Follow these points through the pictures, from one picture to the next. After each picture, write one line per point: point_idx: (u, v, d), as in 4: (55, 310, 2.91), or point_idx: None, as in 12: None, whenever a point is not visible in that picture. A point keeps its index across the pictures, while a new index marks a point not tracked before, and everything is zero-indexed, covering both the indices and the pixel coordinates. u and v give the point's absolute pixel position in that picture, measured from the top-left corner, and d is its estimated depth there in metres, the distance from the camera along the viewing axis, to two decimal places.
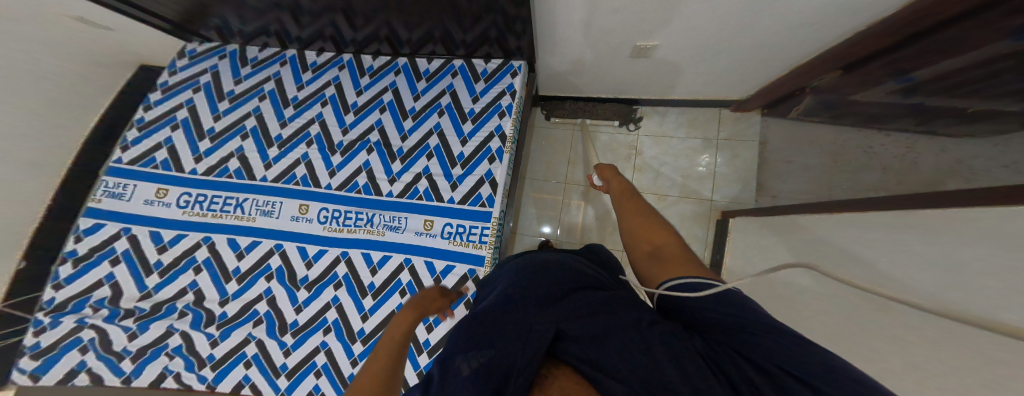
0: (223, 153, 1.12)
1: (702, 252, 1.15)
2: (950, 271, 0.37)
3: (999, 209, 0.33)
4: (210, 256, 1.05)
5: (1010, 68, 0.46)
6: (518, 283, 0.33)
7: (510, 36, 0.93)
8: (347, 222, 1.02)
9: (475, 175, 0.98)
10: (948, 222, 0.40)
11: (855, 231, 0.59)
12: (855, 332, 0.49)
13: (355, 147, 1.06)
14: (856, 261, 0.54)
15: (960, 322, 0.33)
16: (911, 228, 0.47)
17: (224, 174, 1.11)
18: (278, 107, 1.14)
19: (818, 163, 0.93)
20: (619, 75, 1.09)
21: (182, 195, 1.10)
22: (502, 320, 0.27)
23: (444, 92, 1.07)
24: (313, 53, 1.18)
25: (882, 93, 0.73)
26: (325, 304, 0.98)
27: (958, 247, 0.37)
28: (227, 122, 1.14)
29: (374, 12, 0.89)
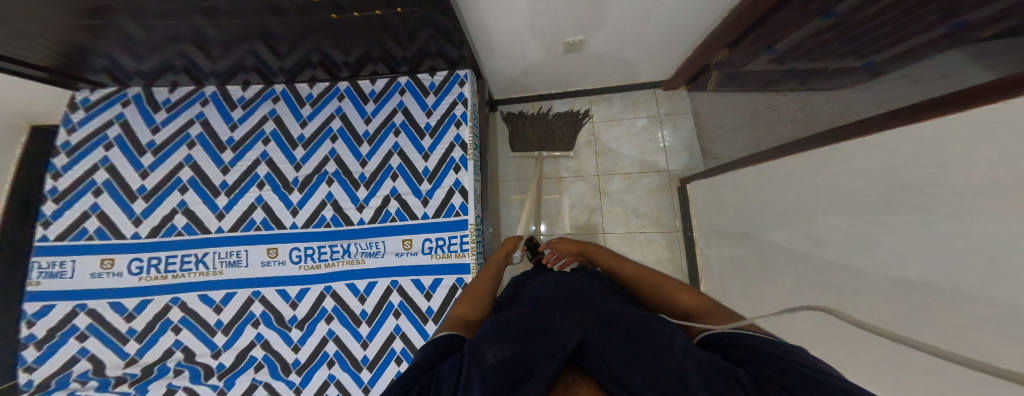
0: (164, 211, 1.03)
1: (673, 219, 1.24)
2: (878, 202, 0.45)
3: (910, 144, 0.40)
4: (186, 314, 1.00)
5: (870, 28, 0.58)
6: (549, 318, 0.42)
7: (450, 46, 0.94)
8: (323, 256, 1.01)
9: (444, 187, 1.00)
10: (863, 162, 0.48)
11: (785, 180, 0.69)
12: (821, 272, 0.57)
13: (313, 181, 1.03)
14: (803, 208, 0.63)
15: (925, 251, 0.37)
16: (828, 171, 0.57)
17: (172, 233, 1.02)
18: (213, 152, 1.06)
19: (740, 124, 1.04)
20: (562, 70, 1.15)
21: (132, 260, 1.01)
22: (532, 339, 0.36)
23: (395, 110, 1.05)
24: (236, 88, 1.09)
25: (761, 62, 0.92)
26: (321, 338, 0.98)
27: (879, 184, 0.45)
28: (158, 177, 1.04)
29: (300, 39, 0.85)
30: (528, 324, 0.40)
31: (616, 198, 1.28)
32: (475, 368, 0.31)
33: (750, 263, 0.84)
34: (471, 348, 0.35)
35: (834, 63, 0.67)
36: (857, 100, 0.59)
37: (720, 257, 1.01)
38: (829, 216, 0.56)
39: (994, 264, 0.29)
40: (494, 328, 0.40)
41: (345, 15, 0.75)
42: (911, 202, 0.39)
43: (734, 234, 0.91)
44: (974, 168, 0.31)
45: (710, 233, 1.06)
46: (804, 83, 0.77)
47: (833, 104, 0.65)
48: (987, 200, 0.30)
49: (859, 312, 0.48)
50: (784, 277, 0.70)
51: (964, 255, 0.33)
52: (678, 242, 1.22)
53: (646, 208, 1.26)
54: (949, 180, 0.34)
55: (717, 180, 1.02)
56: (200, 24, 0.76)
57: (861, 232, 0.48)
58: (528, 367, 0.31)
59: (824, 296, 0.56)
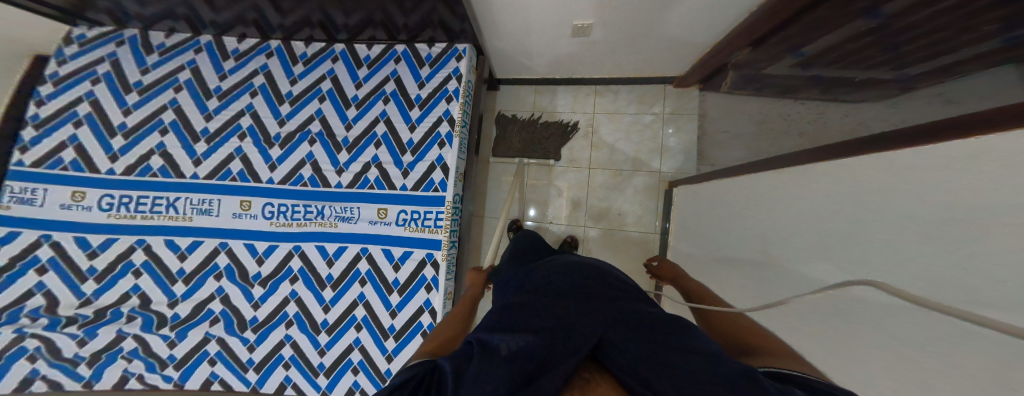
0: (142, 150, 1.00)
1: (653, 220, 1.18)
2: (851, 191, 0.42)
3: (907, 132, 0.36)
4: (149, 258, 0.96)
5: (911, 30, 0.52)
6: (565, 310, 0.43)
7: (452, 18, 0.90)
8: (295, 215, 0.96)
9: (426, 161, 0.96)
10: (846, 155, 0.44)
11: (767, 179, 0.65)
12: (790, 273, 0.52)
13: (295, 139, 0.99)
14: (779, 207, 0.59)
15: (887, 241, 0.34)
16: (814, 165, 0.52)
17: (147, 173, 0.99)
18: (199, 99, 1.03)
19: (745, 132, 0.99)
20: (566, 57, 1.12)
21: (103, 196, 0.97)
22: (548, 331, 0.38)
23: (388, 78, 1.02)
24: (232, 39, 1.08)
25: (782, 67, 0.86)
26: (282, 299, 0.93)
27: (857, 180, 0.41)
28: (140, 115, 1.02)
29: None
30: (542, 313, 0.43)
31: (606, 195, 1.22)
32: (490, 358, 0.34)
33: (719, 264, 0.80)
34: (485, 339, 0.39)
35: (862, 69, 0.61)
36: (874, 116, 0.54)
37: (689, 262, 0.96)
38: (803, 213, 0.52)
39: (962, 247, 0.26)
40: (507, 318, 0.44)
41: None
42: (878, 189, 0.37)
43: (709, 238, 0.87)
44: (950, 147, 0.28)
45: (685, 238, 1.01)
46: (825, 93, 0.71)
47: (856, 111, 0.60)
48: (958, 177, 0.27)
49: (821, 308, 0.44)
50: (747, 276, 0.66)
51: (925, 239, 0.29)
52: (654, 243, 1.18)
53: (631, 207, 1.20)
54: (931, 160, 0.30)
55: (700, 186, 0.97)
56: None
57: (829, 224, 0.45)
58: (544, 359, 0.34)
59: (789, 297, 0.52)
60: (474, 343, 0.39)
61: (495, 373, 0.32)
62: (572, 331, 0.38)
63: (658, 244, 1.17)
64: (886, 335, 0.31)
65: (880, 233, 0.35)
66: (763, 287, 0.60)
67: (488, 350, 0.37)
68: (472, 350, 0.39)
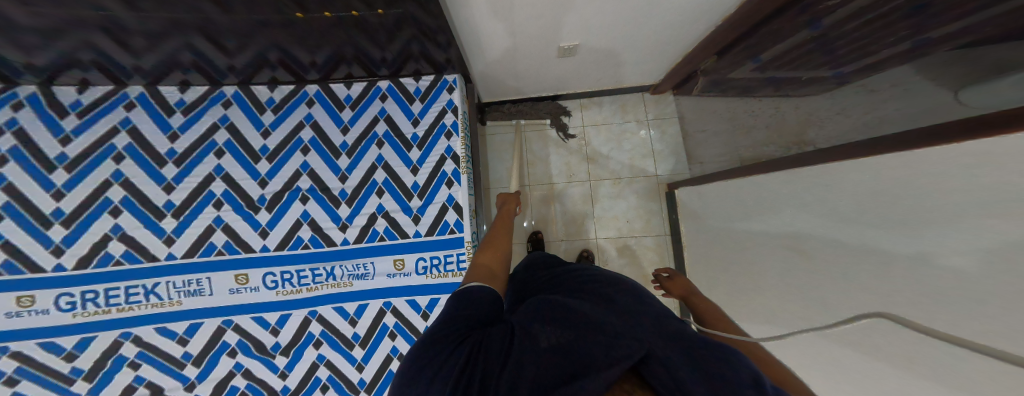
0: (94, 237, 0.92)
1: (660, 223, 1.29)
2: (842, 224, 0.51)
3: (875, 175, 0.45)
4: (144, 348, 0.92)
5: (842, 42, 0.62)
6: (614, 322, 0.37)
7: (435, 49, 0.86)
8: (303, 280, 0.95)
9: (436, 203, 0.94)
10: (833, 186, 0.54)
11: (768, 192, 0.75)
12: (796, 279, 0.64)
13: (283, 199, 0.94)
14: (779, 218, 0.70)
15: (874, 275, 0.44)
16: (804, 185, 0.62)
17: (109, 261, 0.92)
18: (151, 167, 0.93)
19: (719, 128, 1.12)
20: (550, 77, 1.12)
21: (61, 296, 0.90)
22: (592, 338, 0.33)
23: (376, 118, 0.95)
24: (173, 90, 0.94)
25: (743, 71, 0.95)
26: (311, 364, 0.94)
27: (848, 208, 0.50)
28: (78, 197, 0.91)
29: (260, 37, 0.73)
30: (583, 318, 0.38)
31: (609, 203, 1.31)
32: (527, 347, 0.32)
33: (733, 264, 0.92)
34: (523, 326, 0.37)
35: (804, 83, 0.73)
36: (820, 107, 0.67)
37: (706, 260, 1.06)
38: (804, 231, 0.61)
39: (947, 295, 0.34)
40: (547, 310, 0.41)
41: (311, 15, 0.65)
42: (869, 222, 0.46)
43: (719, 235, 0.98)
44: (934, 199, 0.36)
45: (696, 236, 1.12)
46: (778, 91, 0.84)
47: (805, 119, 0.72)
48: (947, 230, 0.34)
49: (817, 309, 0.57)
50: (763, 273, 0.76)
51: (920, 275, 0.37)
52: (666, 245, 1.28)
53: (636, 212, 1.30)
54: (906, 214, 0.40)
55: (702, 188, 1.08)
56: (117, 13, 0.61)
57: (833, 244, 0.53)
58: (584, 360, 0.29)
59: (796, 298, 0.64)
60: (513, 328, 0.37)
61: (531, 364, 0.29)
62: (619, 339, 0.32)
63: (669, 243, 1.28)
64: (902, 351, 0.39)
65: (868, 268, 0.45)
66: (775, 288, 0.72)
67: (526, 338, 0.34)
68: (508, 330, 0.37)
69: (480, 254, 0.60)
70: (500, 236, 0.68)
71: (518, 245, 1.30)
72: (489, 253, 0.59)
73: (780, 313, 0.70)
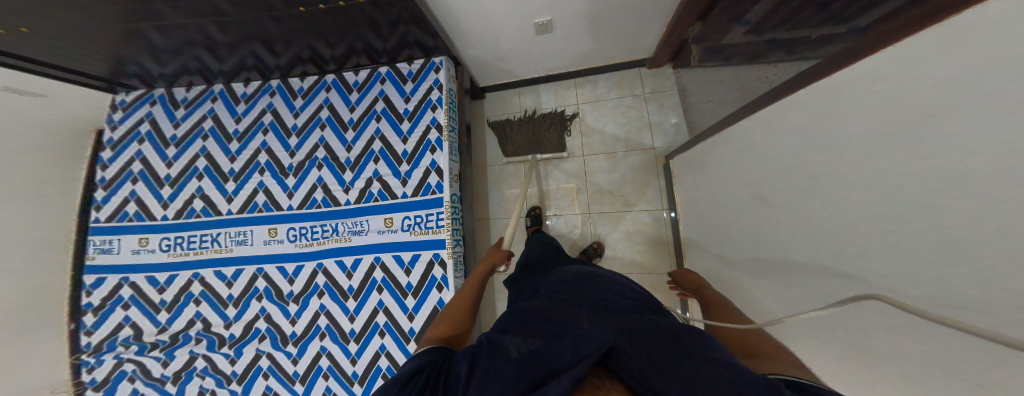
0: (186, 196, 1.23)
1: (658, 197, 1.22)
2: (845, 153, 0.42)
3: (863, 85, 0.37)
4: (204, 288, 1.18)
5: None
6: (576, 319, 0.46)
7: (425, 36, 0.99)
8: (316, 235, 1.13)
9: (421, 167, 1.08)
10: (825, 114, 0.45)
11: (761, 146, 0.66)
12: (807, 239, 0.52)
13: (305, 166, 1.15)
14: (776, 169, 0.61)
15: (904, 205, 0.33)
16: (797, 125, 0.53)
17: (192, 214, 1.22)
18: (223, 143, 1.23)
19: (727, 99, 0.92)
20: (537, 55, 1.17)
21: (162, 240, 1.21)
22: (557, 340, 0.42)
23: (376, 98, 1.13)
24: (240, 85, 1.24)
25: (733, 37, 0.89)
26: (314, 312, 1.10)
27: (849, 131, 0.40)
28: (180, 166, 1.24)
29: (291, 35, 0.94)
30: (552, 321, 0.47)
31: (601, 178, 1.27)
32: (505, 357, 0.40)
33: (737, 239, 0.80)
34: (499, 341, 0.44)
35: (801, 42, 0.63)
36: (809, 45, 0.60)
37: (710, 238, 0.95)
38: (806, 177, 0.51)
39: (1003, 206, 0.23)
40: (519, 322, 0.49)
41: (313, 8, 0.82)
42: (869, 139, 0.37)
43: (718, 207, 0.89)
44: (936, 56, 0.28)
45: (698, 213, 1.02)
46: (792, 53, 0.66)
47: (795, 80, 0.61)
48: (963, 76, 0.25)
49: (838, 273, 0.45)
50: (769, 231, 0.65)
51: (946, 166, 0.27)
52: (665, 222, 1.20)
53: (631, 186, 1.24)
54: (911, 113, 0.30)
55: (694, 153, 1.02)
56: (204, 24, 0.86)
57: (840, 161, 0.43)
58: (557, 363, 0.38)
59: (808, 266, 0.52)
60: (488, 343, 0.45)
61: (512, 370, 0.37)
62: (583, 337, 0.42)
63: (670, 220, 1.20)
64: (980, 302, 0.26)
65: (891, 200, 0.34)
66: (782, 254, 0.61)
67: (503, 350, 0.42)
68: (485, 346, 0.44)
69: (432, 328, 0.60)
70: (461, 300, 0.70)
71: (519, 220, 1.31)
72: (443, 325, 0.60)
73: (790, 284, 0.58)
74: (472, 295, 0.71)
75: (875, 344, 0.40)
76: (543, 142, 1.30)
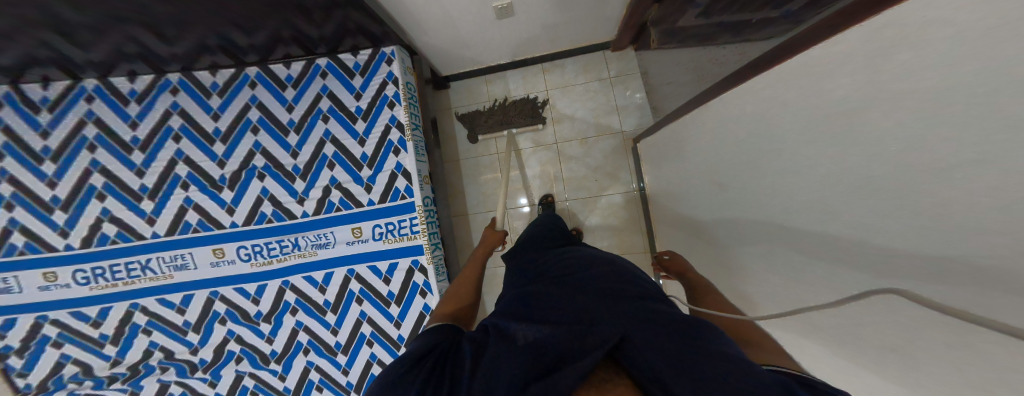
0: (89, 220, 1.03)
1: (629, 180, 1.26)
2: (789, 165, 0.45)
3: (806, 96, 0.38)
4: (152, 317, 1.06)
5: None
6: (586, 304, 0.40)
7: (371, 23, 0.86)
8: (273, 252, 1.03)
9: (386, 171, 1.01)
10: (772, 121, 0.47)
11: (712, 136, 0.69)
12: (756, 234, 0.57)
13: (242, 177, 1.01)
14: (728, 163, 0.64)
15: (836, 228, 0.37)
16: (744, 121, 0.56)
17: (107, 241, 1.04)
18: (121, 155, 1.03)
19: (684, 81, 0.94)
20: (499, 40, 1.07)
21: (76, 272, 1.03)
22: (564, 329, 0.36)
23: (319, 95, 1.00)
24: (122, 80, 1.00)
25: (688, 19, 0.85)
26: (292, 329, 1.05)
27: (794, 144, 0.43)
28: (69, 184, 1.02)
29: (182, 24, 0.73)
30: (560, 308, 0.41)
31: (575, 165, 1.28)
32: (507, 347, 0.35)
33: (697, 224, 0.86)
34: (504, 328, 0.40)
35: (742, 25, 0.64)
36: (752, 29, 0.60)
37: (675, 219, 1.02)
38: (754, 179, 0.55)
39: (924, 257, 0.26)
40: (526, 308, 0.43)
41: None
42: (811, 160, 0.39)
43: (679, 192, 0.95)
44: (863, 101, 0.29)
45: (664, 195, 1.07)
46: (737, 36, 0.67)
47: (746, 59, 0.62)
48: (885, 132, 0.27)
49: (785, 272, 0.50)
50: (727, 218, 0.69)
51: (875, 210, 0.30)
52: (636, 202, 1.26)
53: (604, 171, 1.27)
54: (845, 149, 0.33)
55: (655, 138, 1.05)
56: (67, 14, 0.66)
57: (784, 163, 0.46)
58: (562, 355, 0.33)
59: (757, 259, 0.58)
60: (492, 330, 0.40)
61: (510, 362, 0.32)
62: (592, 327, 0.36)
63: (637, 199, 1.26)
64: (893, 326, 0.31)
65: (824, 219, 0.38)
66: (736, 243, 0.66)
67: (505, 339, 0.37)
68: (489, 334, 0.40)
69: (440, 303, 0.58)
70: (468, 274, 0.67)
71: (508, 212, 1.30)
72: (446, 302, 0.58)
73: (740, 270, 0.65)
74: (479, 273, 0.68)
75: (811, 328, 0.46)
76: (514, 121, 1.27)
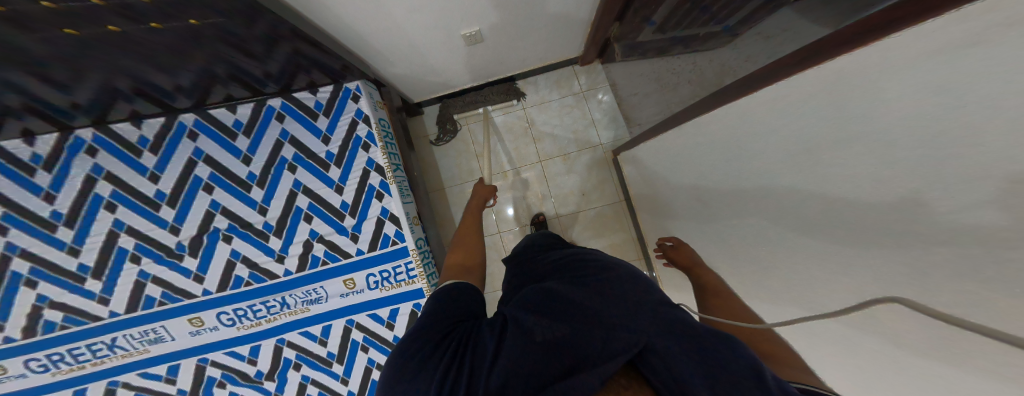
0: (24, 308, 0.92)
1: (614, 190, 1.29)
2: (765, 188, 0.48)
3: (778, 128, 0.42)
4: (140, 390, 0.99)
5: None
6: (606, 301, 0.35)
7: (325, 59, 0.83)
8: (259, 313, 0.99)
9: (371, 218, 0.99)
10: (744, 144, 0.51)
11: (685, 152, 0.73)
12: (741, 245, 0.61)
13: (206, 242, 0.97)
14: (703, 177, 0.68)
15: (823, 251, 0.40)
16: (717, 141, 0.59)
17: (53, 328, 0.93)
18: (43, 234, 0.90)
19: (648, 90, 0.98)
20: (470, 64, 1.07)
21: (29, 361, 0.93)
22: (585, 326, 0.32)
23: (280, 142, 0.97)
24: (16, 144, 0.85)
25: (645, 34, 0.88)
26: (299, 384, 1.01)
27: (767, 168, 0.46)
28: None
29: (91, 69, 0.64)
30: (580, 302, 0.35)
31: (560, 182, 1.30)
32: (524, 341, 0.31)
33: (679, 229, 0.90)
34: (520, 318, 0.35)
35: (688, 38, 0.69)
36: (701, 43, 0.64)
37: (658, 224, 1.06)
38: (733, 195, 0.59)
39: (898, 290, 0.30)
40: (544, 296, 0.38)
41: (134, 28, 0.57)
42: (789, 187, 0.43)
43: (659, 201, 0.99)
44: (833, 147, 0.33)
45: (645, 202, 1.11)
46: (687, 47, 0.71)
47: (699, 71, 0.67)
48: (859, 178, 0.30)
49: (773, 283, 0.54)
50: (711, 232, 0.72)
51: (859, 242, 0.34)
52: (623, 210, 1.28)
53: (589, 186, 1.29)
54: (819, 186, 0.37)
55: (632, 152, 1.09)
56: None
57: (759, 185, 0.50)
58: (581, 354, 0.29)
59: (745, 268, 0.62)
60: (508, 320, 0.36)
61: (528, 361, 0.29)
62: (611, 325, 0.31)
63: (624, 208, 1.29)
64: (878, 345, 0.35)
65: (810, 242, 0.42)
66: (721, 252, 0.70)
67: (522, 330, 0.33)
68: (505, 321, 0.36)
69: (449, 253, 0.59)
70: (469, 230, 0.65)
71: (503, 233, 1.29)
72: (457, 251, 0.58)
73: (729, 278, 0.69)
74: (479, 232, 0.66)
75: (812, 346, 0.48)
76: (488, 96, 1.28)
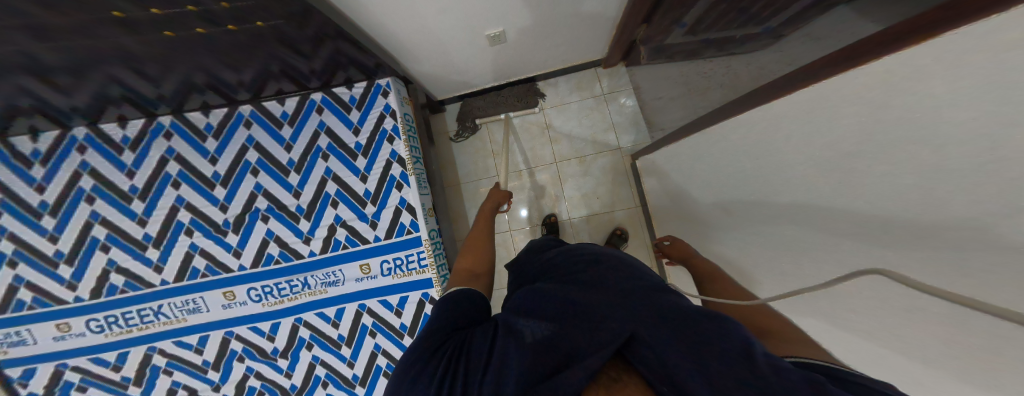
0: (97, 271, 1.04)
1: (630, 194, 1.27)
2: (793, 194, 0.47)
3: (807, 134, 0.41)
4: (172, 358, 1.08)
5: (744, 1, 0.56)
6: (593, 295, 0.36)
7: (364, 57, 0.89)
8: (284, 292, 1.06)
9: (390, 207, 1.04)
10: (772, 150, 0.50)
11: (710, 156, 0.72)
12: (767, 254, 0.60)
13: (246, 222, 1.05)
14: (729, 183, 0.67)
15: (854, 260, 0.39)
16: (743, 146, 0.58)
17: (115, 292, 1.05)
18: (121, 205, 1.02)
19: (674, 93, 0.96)
20: (496, 64, 1.10)
21: (89, 321, 1.05)
22: (573, 323, 0.33)
23: (318, 132, 1.04)
24: (113, 126, 0.99)
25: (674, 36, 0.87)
26: (309, 364, 1.07)
27: (797, 175, 0.45)
28: (70, 239, 1.02)
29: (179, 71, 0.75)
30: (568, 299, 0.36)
31: (575, 183, 1.30)
32: (513, 343, 0.32)
33: (699, 236, 0.88)
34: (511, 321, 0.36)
35: (723, 41, 0.68)
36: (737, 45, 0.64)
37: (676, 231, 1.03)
38: (759, 201, 0.57)
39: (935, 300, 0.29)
40: (535, 299, 0.39)
41: (213, 29, 0.64)
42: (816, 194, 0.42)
43: (679, 207, 0.97)
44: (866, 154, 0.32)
45: (664, 208, 1.09)
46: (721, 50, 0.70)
47: (732, 74, 0.66)
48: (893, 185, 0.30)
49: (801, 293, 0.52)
50: (734, 239, 0.70)
51: (890, 251, 0.33)
52: (638, 216, 1.26)
53: (604, 188, 1.28)
54: (852, 192, 0.36)
55: (652, 156, 1.07)
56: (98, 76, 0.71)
57: (788, 192, 0.49)
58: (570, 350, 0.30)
59: (771, 276, 0.60)
60: (499, 322, 0.37)
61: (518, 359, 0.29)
62: (597, 320, 0.32)
63: (639, 213, 1.27)
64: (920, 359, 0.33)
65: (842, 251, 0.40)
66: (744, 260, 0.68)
67: (512, 333, 0.34)
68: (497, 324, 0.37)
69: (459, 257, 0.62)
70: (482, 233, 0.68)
71: (515, 232, 1.31)
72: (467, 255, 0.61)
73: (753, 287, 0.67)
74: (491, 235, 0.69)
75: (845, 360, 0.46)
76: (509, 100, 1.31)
